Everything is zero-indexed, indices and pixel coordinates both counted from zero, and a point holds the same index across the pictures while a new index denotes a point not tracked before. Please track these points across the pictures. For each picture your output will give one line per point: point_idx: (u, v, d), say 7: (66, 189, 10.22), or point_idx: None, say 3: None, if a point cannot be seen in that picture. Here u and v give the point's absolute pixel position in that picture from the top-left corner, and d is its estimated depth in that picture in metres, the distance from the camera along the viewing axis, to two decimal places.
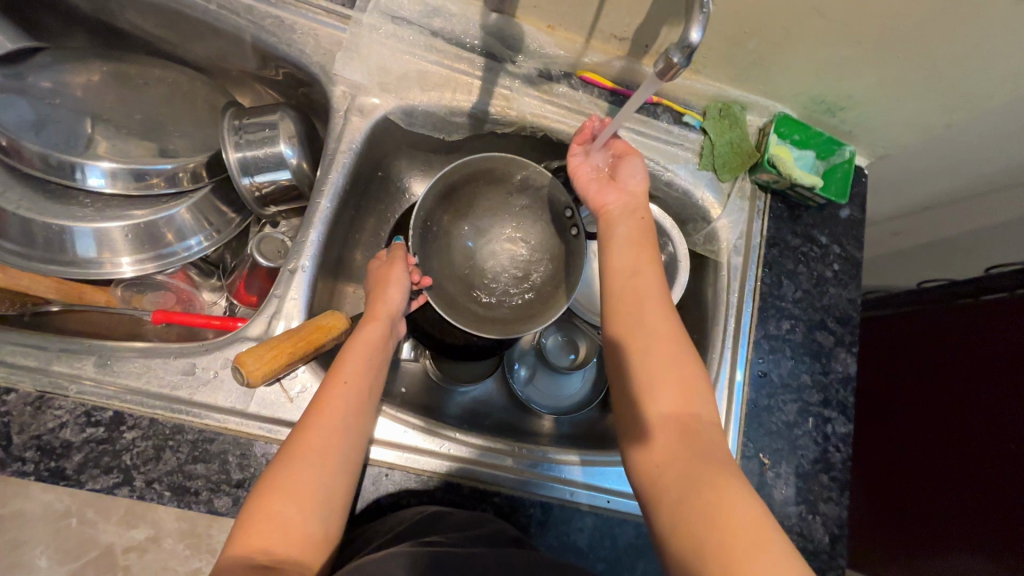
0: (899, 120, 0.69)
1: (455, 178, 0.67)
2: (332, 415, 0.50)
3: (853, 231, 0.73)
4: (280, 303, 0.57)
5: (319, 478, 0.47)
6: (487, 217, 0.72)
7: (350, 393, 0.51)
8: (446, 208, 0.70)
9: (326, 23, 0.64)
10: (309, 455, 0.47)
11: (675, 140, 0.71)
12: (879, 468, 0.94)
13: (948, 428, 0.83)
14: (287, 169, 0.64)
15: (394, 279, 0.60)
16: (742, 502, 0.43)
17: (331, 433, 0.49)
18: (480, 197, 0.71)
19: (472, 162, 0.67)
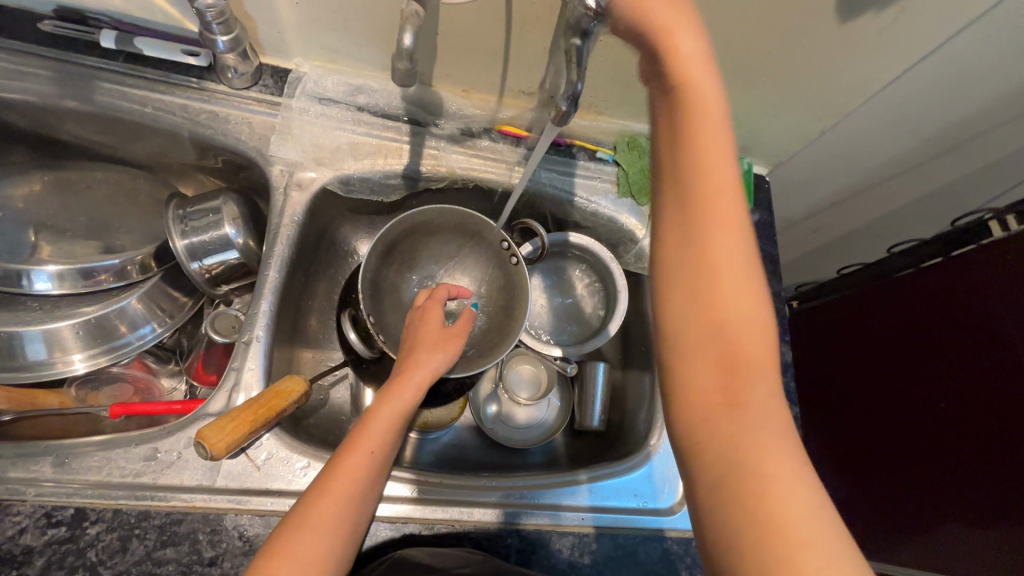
0: (780, 132, 0.79)
1: (393, 236, 0.72)
2: (347, 486, 0.52)
3: (765, 232, 0.82)
4: (239, 374, 0.59)
5: (324, 545, 0.49)
6: (433, 264, 0.78)
7: (369, 463, 0.54)
8: (390, 264, 0.74)
9: (257, 111, 0.69)
10: (319, 525, 0.49)
11: (593, 175, 0.79)
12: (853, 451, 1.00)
13: (907, 405, 0.90)
14: (234, 249, 0.67)
15: (424, 347, 0.62)
16: (805, 501, 0.34)
17: (344, 505, 0.51)
18: (422, 247, 0.77)
19: (407, 218, 0.72)
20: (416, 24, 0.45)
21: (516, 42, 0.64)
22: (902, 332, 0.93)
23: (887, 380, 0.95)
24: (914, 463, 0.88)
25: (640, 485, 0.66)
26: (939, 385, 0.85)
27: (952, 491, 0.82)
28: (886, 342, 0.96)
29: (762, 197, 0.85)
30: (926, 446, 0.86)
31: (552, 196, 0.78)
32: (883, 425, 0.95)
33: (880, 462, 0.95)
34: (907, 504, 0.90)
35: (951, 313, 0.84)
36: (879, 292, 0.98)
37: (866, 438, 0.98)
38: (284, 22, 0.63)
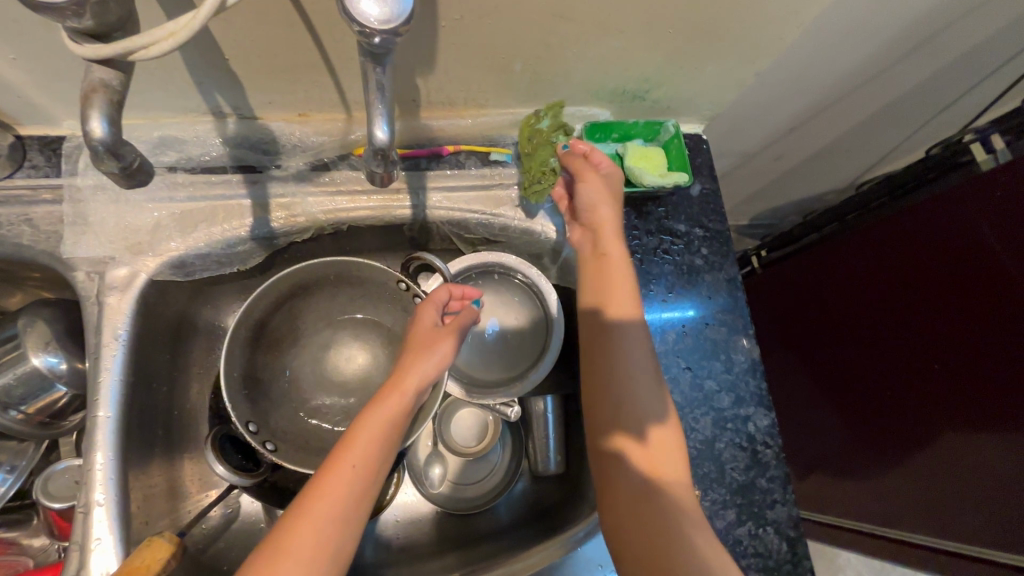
0: (707, 85, 0.64)
1: (260, 314, 0.60)
2: (328, 513, 0.44)
3: (709, 206, 0.68)
4: (84, 553, 0.47)
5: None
6: (324, 328, 0.65)
7: (357, 476, 0.47)
8: (266, 347, 0.62)
9: (37, 202, 0.53)
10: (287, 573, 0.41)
11: (492, 183, 0.64)
12: (863, 397, 0.92)
13: (911, 360, 0.82)
14: (58, 382, 0.54)
15: (431, 346, 0.55)
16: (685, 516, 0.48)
17: (320, 537, 0.43)
18: (306, 310, 0.64)
19: (281, 281, 0.59)
20: (113, 98, 0.30)
21: (335, 50, 0.47)
22: (893, 278, 0.83)
23: (881, 331, 0.86)
24: (932, 411, 0.80)
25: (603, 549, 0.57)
26: (937, 338, 0.77)
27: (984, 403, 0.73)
28: (875, 294, 0.86)
29: (700, 162, 0.71)
30: (935, 362, 0.78)
31: (447, 220, 0.63)
32: (884, 363, 0.87)
33: (894, 402, 0.86)
34: (937, 437, 0.80)
35: (947, 257, 0.75)
36: (868, 235, 0.86)
37: (880, 391, 0.88)
38: (15, 85, 0.46)
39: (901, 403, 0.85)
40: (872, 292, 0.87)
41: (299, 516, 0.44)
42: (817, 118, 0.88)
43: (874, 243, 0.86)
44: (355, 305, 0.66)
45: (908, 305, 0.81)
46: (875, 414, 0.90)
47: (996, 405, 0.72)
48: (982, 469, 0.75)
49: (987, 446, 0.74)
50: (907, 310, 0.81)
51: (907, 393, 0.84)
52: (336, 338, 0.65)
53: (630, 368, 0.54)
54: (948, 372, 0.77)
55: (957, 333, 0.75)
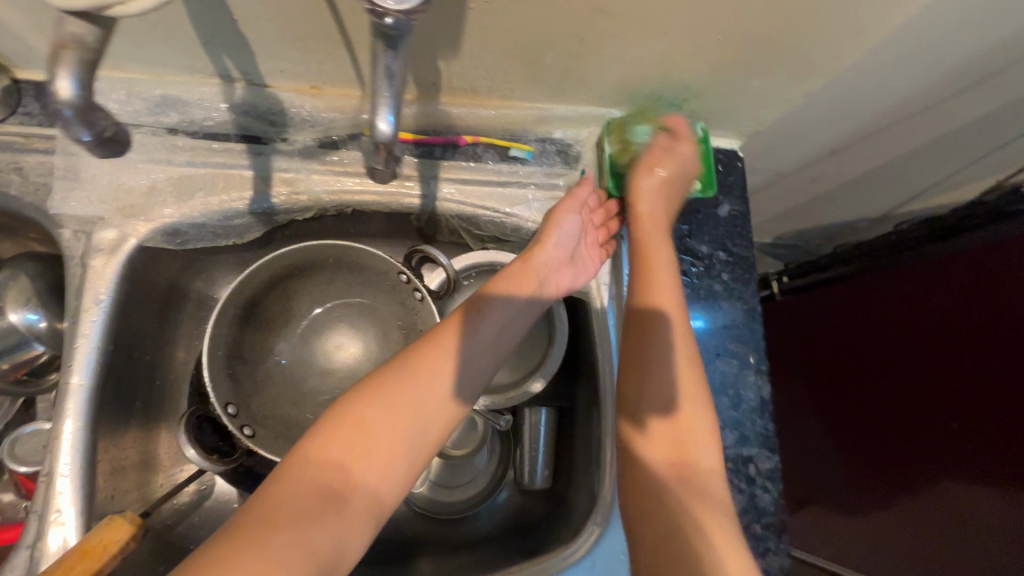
0: (752, 99, 0.59)
1: (250, 291, 0.57)
2: (415, 407, 0.42)
3: (736, 229, 0.64)
4: (43, 522, 0.46)
5: (400, 433, 0.41)
6: (314, 313, 0.62)
7: (461, 350, 0.46)
8: (256, 325, 0.59)
9: (28, 151, 0.50)
10: (363, 452, 0.39)
11: (509, 179, 0.60)
12: (870, 439, 0.88)
13: (920, 411, 0.78)
14: (35, 341, 0.52)
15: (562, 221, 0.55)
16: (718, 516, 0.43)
17: (402, 430, 0.41)
18: (300, 293, 0.62)
19: (275, 260, 0.57)
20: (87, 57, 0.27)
21: (353, 23, 0.44)
22: (914, 326, 0.79)
23: (902, 376, 0.81)
24: (938, 465, 0.76)
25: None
26: (964, 395, 0.72)
27: (996, 469, 0.68)
28: (893, 338, 0.82)
29: (732, 181, 0.66)
30: (952, 417, 0.74)
31: (457, 214, 0.60)
32: (899, 408, 0.82)
33: (901, 449, 0.82)
34: (940, 490, 0.76)
35: (972, 313, 0.70)
36: (892, 277, 0.82)
37: (889, 434, 0.84)
38: (11, 26, 0.43)
39: (908, 451, 0.81)
40: (899, 332, 0.81)
41: (403, 364, 0.44)
42: (862, 145, 0.83)
43: (897, 286, 0.81)
44: (352, 292, 0.63)
45: (926, 354, 0.77)
46: (879, 456, 0.86)
47: (999, 472, 0.68)
48: (983, 529, 0.71)
49: (992, 508, 0.70)
50: (935, 357, 0.75)
51: (916, 441, 0.79)
52: (327, 323, 0.62)
53: (669, 358, 0.49)
54: (965, 431, 0.72)
55: (985, 390, 0.69)
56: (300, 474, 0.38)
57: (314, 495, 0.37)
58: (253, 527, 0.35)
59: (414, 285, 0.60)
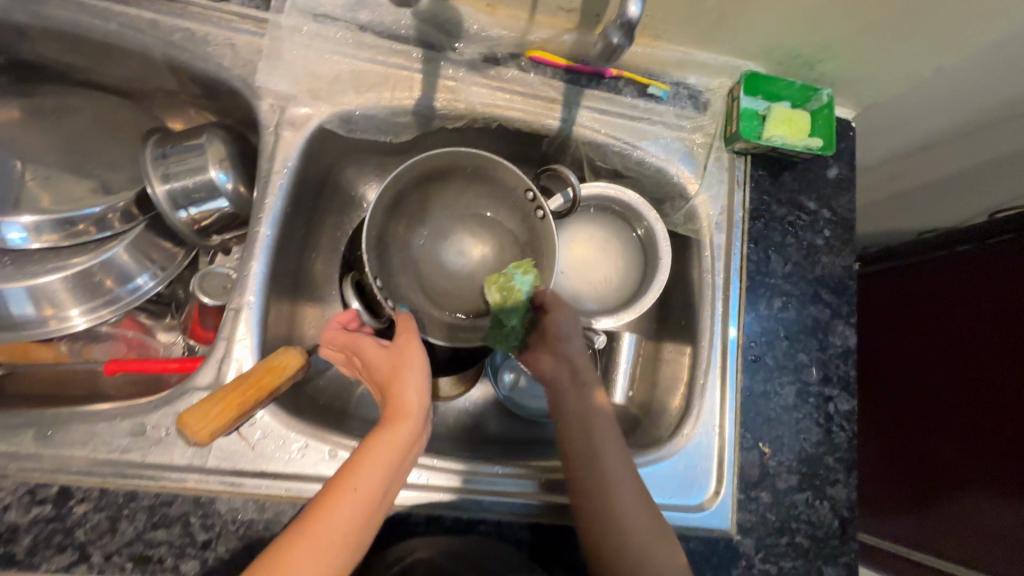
0: (883, 66, 0.63)
1: (400, 187, 0.64)
2: (366, 490, 0.42)
3: (843, 192, 0.68)
4: (230, 344, 0.53)
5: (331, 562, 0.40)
6: (444, 219, 0.68)
7: (383, 471, 0.44)
8: (398, 217, 0.66)
9: (242, 30, 0.58)
10: (315, 558, 0.39)
11: (642, 115, 0.65)
12: (885, 430, 0.91)
13: (951, 405, 0.80)
14: (222, 197, 0.60)
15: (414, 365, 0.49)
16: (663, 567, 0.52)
17: (354, 515, 0.41)
18: (435, 197, 0.67)
19: (425, 160, 0.63)
20: None
21: None
22: (961, 322, 0.81)
23: (925, 370, 0.85)
24: (952, 458, 0.79)
25: (674, 477, 0.59)
26: (985, 388, 0.76)
27: (1006, 460, 0.72)
28: (938, 332, 0.84)
29: (844, 147, 0.70)
30: (970, 409, 0.77)
31: (591, 141, 0.65)
32: (918, 401, 0.86)
33: (914, 442, 0.85)
34: (951, 482, 0.79)
35: (1003, 309, 0.75)
36: (951, 271, 0.83)
37: (905, 429, 0.87)
38: None
39: (922, 443, 0.84)
40: (928, 328, 0.86)
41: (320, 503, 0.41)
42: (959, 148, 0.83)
43: (954, 284, 0.82)
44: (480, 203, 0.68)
45: (967, 352, 0.79)
46: (892, 447, 0.89)
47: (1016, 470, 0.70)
48: (986, 524, 0.74)
49: (997, 502, 0.72)
50: (962, 351, 0.80)
51: (931, 433, 0.83)
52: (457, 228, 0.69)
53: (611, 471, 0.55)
54: (982, 421, 0.75)
55: (1003, 384, 0.73)
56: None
57: None
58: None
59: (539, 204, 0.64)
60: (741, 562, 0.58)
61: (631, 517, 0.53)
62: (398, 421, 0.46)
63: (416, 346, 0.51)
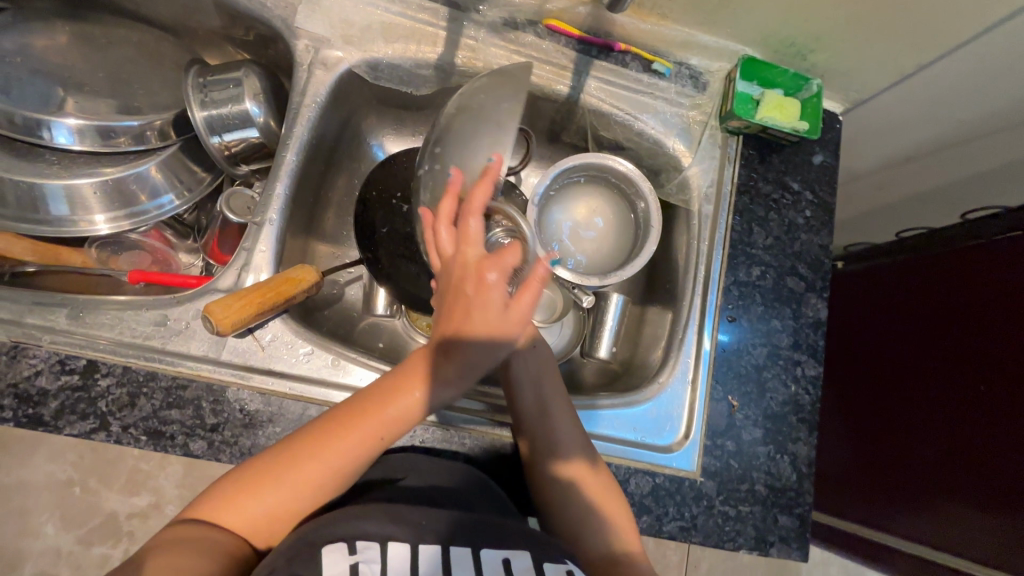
0: (869, 62, 0.69)
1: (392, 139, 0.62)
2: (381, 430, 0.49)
3: (825, 177, 0.73)
4: (250, 255, 0.57)
5: (285, 501, 0.47)
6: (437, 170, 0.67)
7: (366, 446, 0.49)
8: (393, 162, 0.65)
9: None
10: (320, 465, 0.47)
11: (645, 89, 0.71)
12: (856, 420, 0.96)
13: (924, 406, 0.84)
14: (254, 127, 0.65)
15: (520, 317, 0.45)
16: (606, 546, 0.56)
17: (362, 448, 0.48)
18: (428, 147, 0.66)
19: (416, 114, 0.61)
20: None
21: None
22: (930, 328, 0.85)
23: (896, 363, 0.90)
24: (917, 446, 0.84)
25: (645, 419, 0.64)
26: (950, 380, 0.81)
27: (970, 448, 0.77)
28: (908, 328, 0.89)
29: (830, 137, 0.75)
30: (937, 400, 0.82)
31: (596, 109, 0.71)
32: (889, 392, 0.91)
33: (884, 432, 0.90)
34: (911, 472, 0.84)
35: (972, 307, 0.80)
36: (920, 278, 0.88)
37: (874, 421, 0.92)
38: None
39: (891, 433, 0.89)
40: (900, 323, 0.91)
41: (294, 461, 0.47)
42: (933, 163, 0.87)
43: (923, 281, 0.88)
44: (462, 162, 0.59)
45: (934, 351, 0.84)
46: (861, 437, 0.94)
47: (984, 465, 0.75)
48: (947, 508, 0.79)
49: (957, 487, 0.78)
50: (931, 347, 0.85)
51: (899, 424, 0.88)
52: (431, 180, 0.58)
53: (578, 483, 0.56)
54: (949, 413, 0.80)
55: (968, 378, 0.78)
56: (265, 474, 0.47)
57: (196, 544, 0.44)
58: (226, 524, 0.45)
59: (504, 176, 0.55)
60: (703, 502, 0.62)
61: (572, 511, 0.56)
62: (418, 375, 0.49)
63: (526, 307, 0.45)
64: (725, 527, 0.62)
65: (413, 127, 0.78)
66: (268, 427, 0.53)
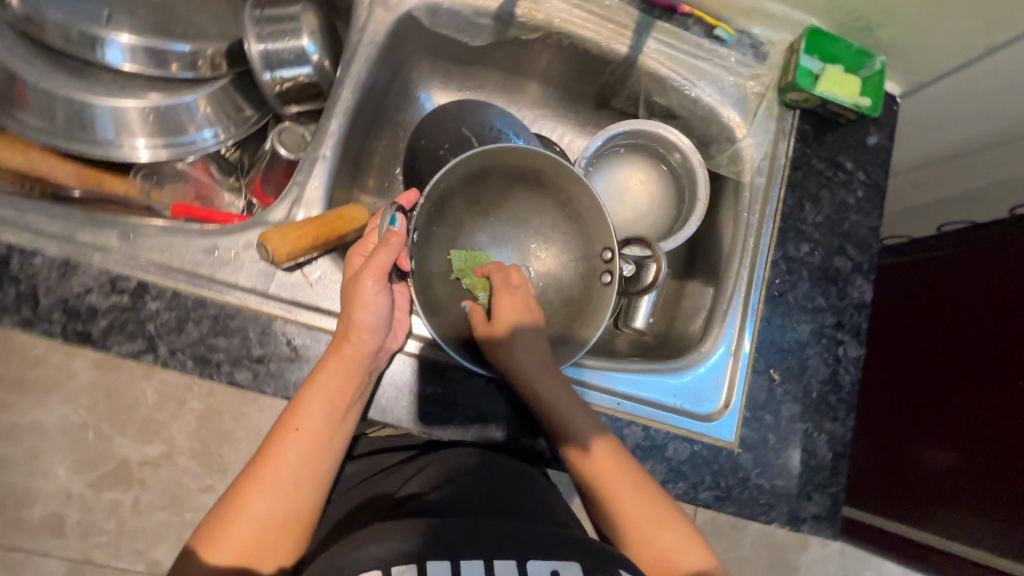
0: (935, 41, 0.67)
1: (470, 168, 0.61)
2: (306, 430, 0.48)
3: (879, 158, 0.72)
4: (302, 189, 0.57)
5: (254, 536, 0.44)
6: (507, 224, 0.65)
7: (304, 442, 0.48)
8: (462, 196, 0.63)
9: None
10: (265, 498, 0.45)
11: (704, 55, 0.70)
12: (887, 412, 0.96)
13: (954, 402, 0.84)
14: (309, 65, 0.63)
15: (367, 298, 0.51)
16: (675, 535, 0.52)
17: (305, 445, 0.48)
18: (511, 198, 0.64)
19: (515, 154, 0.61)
20: None
21: None
22: (967, 324, 0.85)
23: (934, 359, 0.89)
24: (949, 442, 0.84)
25: (684, 388, 0.63)
26: (989, 376, 0.80)
27: (1003, 444, 0.76)
28: (947, 322, 0.88)
29: (887, 118, 0.73)
30: (976, 395, 0.82)
31: (653, 73, 0.69)
32: (922, 387, 0.90)
33: (915, 427, 0.90)
34: (943, 469, 0.84)
35: (1016, 303, 0.79)
36: (960, 271, 0.88)
37: (906, 415, 0.92)
38: None
39: (923, 427, 0.89)
40: (938, 318, 0.90)
41: (245, 485, 0.46)
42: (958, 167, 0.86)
43: (966, 275, 0.87)
44: (553, 235, 0.65)
45: (974, 346, 0.83)
46: (891, 430, 0.94)
47: (1015, 461, 0.74)
48: (980, 504, 0.79)
49: (989, 484, 0.78)
50: (971, 342, 0.84)
51: (932, 417, 0.87)
52: (524, 245, 0.65)
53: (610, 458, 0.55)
54: (987, 409, 0.80)
55: (1007, 374, 0.78)
56: (217, 532, 0.44)
57: None
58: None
59: (609, 268, 0.61)
60: (739, 474, 0.62)
61: (615, 498, 0.53)
62: (341, 355, 0.50)
63: (367, 281, 0.51)
64: (759, 500, 0.62)
65: (463, 82, 0.77)
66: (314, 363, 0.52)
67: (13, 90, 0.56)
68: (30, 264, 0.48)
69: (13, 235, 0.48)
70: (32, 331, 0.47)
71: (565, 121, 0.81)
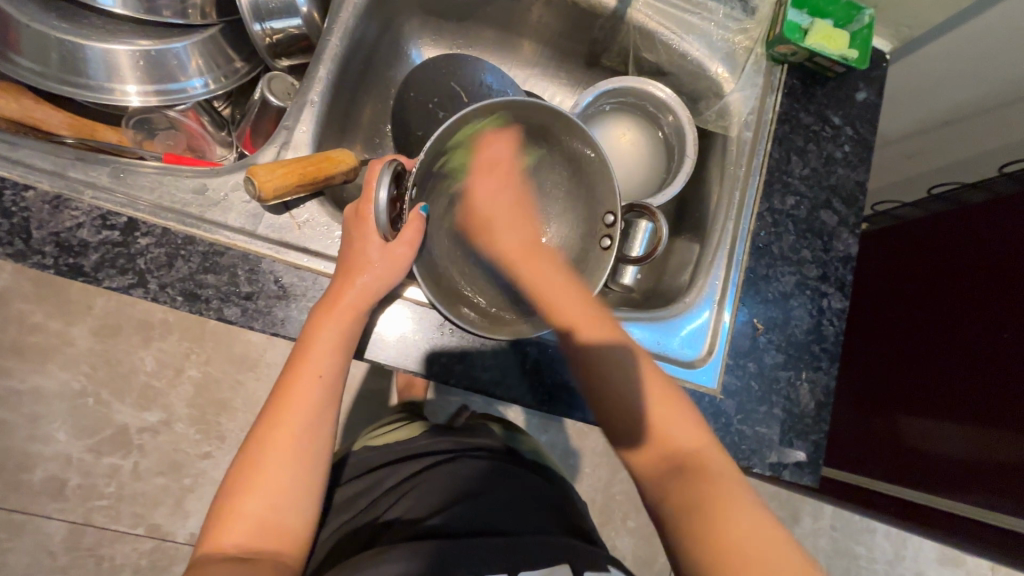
0: None
1: (472, 123, 0.58)
2: (320, 381, 0.51)
3: (868, 114, 0.72)
4: (290, 134, 0.58)
5: (284, 478, 0.48)
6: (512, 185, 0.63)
7: (317, 387, 0.50)
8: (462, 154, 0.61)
9: None
10: (278, 463, 0.48)
11: (691, 9, 0.70)
12: (873, 373, 0.97)
13: (947, 362, 0.85)
14: (298, 16, 0.63)
15: (371, 262, 0.52)
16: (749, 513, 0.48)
17: (318, 392, 0.50)
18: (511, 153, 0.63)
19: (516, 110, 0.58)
20: None
21: None
22: (958, 285, 0.86)
23: (922, 317, 0.90)
24: (935, 394, 0.85)
25: (666, 337, 0.64)
26: (975, 328, 0.82)
27: (989, 393, 0.78)
28: (936, 279, 0.89)
29: (876, 74, 0.73)
30: (961, 348, 0.83)
31: (642, 26, 0.70)
32: (908, 345, 0.91)
33: (902, 383, 0.91)
34: (928, 421, 0.86)
35: (998, 256, 0.80)
36: (950, 230, 0.88)
37: (893, 372, 0.93)
38: None
39: (909, 384, 0.90)
40: (926, 276, 0.91)
41: (269, 434, 0.49)
42: (950, 132, 0.86)
43: (955, 232, 0.88)
44: (551, 194, 0.62)
45: (962, 301, 0.84)
46: (878, 390, 0.95)
47: (1003, 406, 0.76)
48: (961, 452, 0.81)
49: (972, 432, 0.79)
50: (959, 298, 0.85)
51: (917, 373, 0.89)
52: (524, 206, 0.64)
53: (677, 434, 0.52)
54: (970, 361, 0.81)
55: (995, 325, 0.79)
56: (245, 480, 0.47)
57: (228, 562, 0.44)
58: (254, 552, 0.45)
59: (610, 233, 0.58)
60: (721, 420, 0.62)
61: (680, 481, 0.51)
62: (337, 311, 0.51)
63: (379, 246, 0.52)
64: (741, 445, 0.62)
65: (453, 39, 0.77)
66: (302, 302, 0.53)
67: (4, 35, 0.57)
68: (23, 198, 0.49)
69: (8, 170, 0.50)
70: (25, 263, 0.49)
71: (555, 80, 0.81)
